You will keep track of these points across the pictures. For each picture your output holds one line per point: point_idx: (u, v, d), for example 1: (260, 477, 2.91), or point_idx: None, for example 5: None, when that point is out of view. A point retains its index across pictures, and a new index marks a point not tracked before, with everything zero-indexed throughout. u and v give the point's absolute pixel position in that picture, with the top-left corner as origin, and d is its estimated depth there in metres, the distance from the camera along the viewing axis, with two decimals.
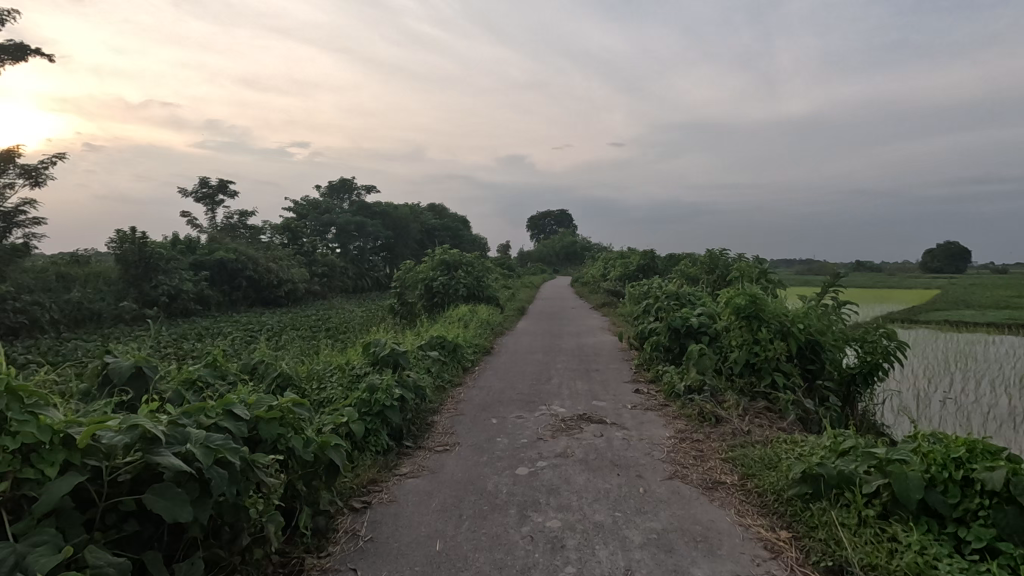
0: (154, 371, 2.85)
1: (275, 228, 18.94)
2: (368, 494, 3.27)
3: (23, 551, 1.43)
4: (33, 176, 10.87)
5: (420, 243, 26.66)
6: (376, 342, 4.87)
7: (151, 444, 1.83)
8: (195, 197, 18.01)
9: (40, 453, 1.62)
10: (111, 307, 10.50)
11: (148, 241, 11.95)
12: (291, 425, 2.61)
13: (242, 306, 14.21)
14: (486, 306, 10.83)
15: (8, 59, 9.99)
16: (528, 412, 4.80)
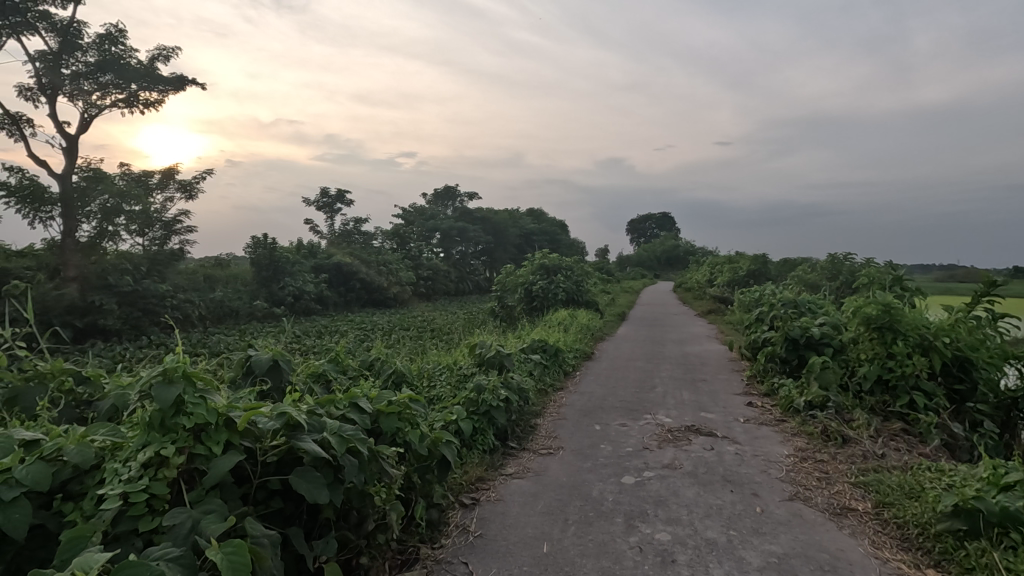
0: (289, 365, 3.15)
1: (385, 234, 20.19)
2: (476, 491, 3.38)
3: (197, 517, 1.63)
4: (189, 190, 12.49)
5: (519, 248, 27.02)
6: (482, 343, 5.02)
7: (294, 430, 2.03)
8: (316, 206, 19.69)
9: (208, 432, 1.86)
10: (247, 306, 11.78)
11: (277, 246, 13.25)
12: (407, 420, 2.76)
13: (355, 307, 15.29)
14: (586, 310, 10.77)
15: (172, 89, 11.61)
16: (631, 420, 4.71)
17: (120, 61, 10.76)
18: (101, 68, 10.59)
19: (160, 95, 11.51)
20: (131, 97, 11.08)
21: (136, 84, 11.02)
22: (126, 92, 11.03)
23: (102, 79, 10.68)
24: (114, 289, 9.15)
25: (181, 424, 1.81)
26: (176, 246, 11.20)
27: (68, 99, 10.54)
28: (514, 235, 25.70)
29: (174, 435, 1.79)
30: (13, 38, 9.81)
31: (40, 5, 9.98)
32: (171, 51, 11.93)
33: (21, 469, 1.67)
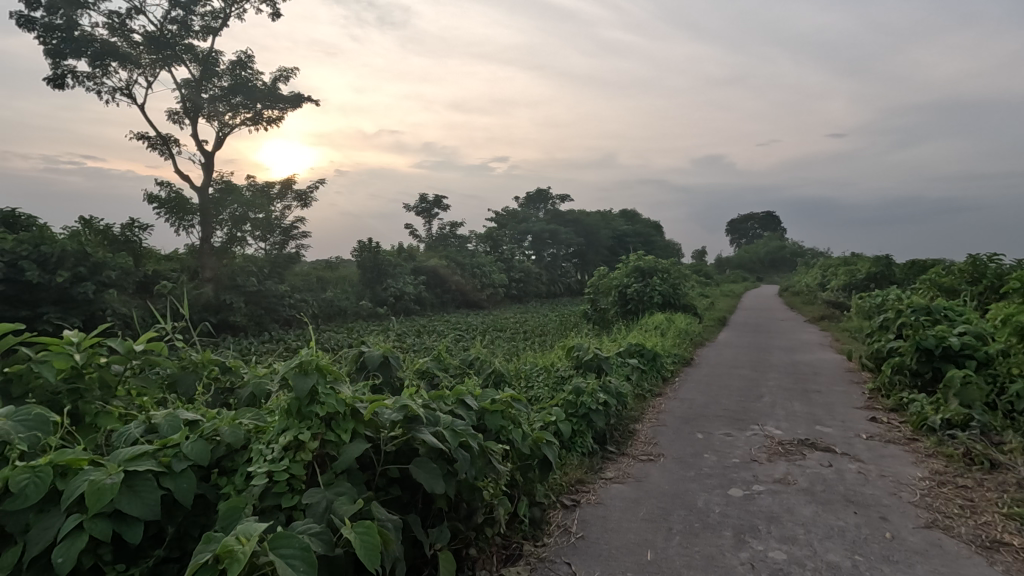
0: (399, 361, 3.34)
1: (479, 237, 20.74)
2: (576, 493, 3.38)
3: (331, 498, 1.78)
4: (304, 198, 13.61)
5: (612, 250, 26.56)
6: (579, 346, 5.01)
7: (412, 423, 2.15)
8: (415, 211, 20.63)
9: (337, 421, 2.02)
10: (353, 305, 12.61)
11: (380, 249, 14.05)
12: (510, 419, 2.82)
13: (450, 307, 15.84)
14: (683, 314, 10.40)
15: (290, 107, 12.71)
16: (737, 430, 4.47)
17: (249, 84, 11.94)
18: (233, 91, 11.81)
19: (281, 112, 12.64)
20: (256, 115, 12.24)
21: (261, 104, 12.17)
22: (252, 111, 12.21)
23: (234, 101, 11.91)
24: (242, 289, 10.19)
25: (314, 412, 1.98)
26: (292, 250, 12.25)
27: (206, 120, 11.88)
28: (607, 237, 25.32)
29: (310, 422, 1.97)
30: (164, 69, 11.25)
31: (185, 38, 11.35)
32: (290, 72, 13.05)
33: (187, 444, 1.91)
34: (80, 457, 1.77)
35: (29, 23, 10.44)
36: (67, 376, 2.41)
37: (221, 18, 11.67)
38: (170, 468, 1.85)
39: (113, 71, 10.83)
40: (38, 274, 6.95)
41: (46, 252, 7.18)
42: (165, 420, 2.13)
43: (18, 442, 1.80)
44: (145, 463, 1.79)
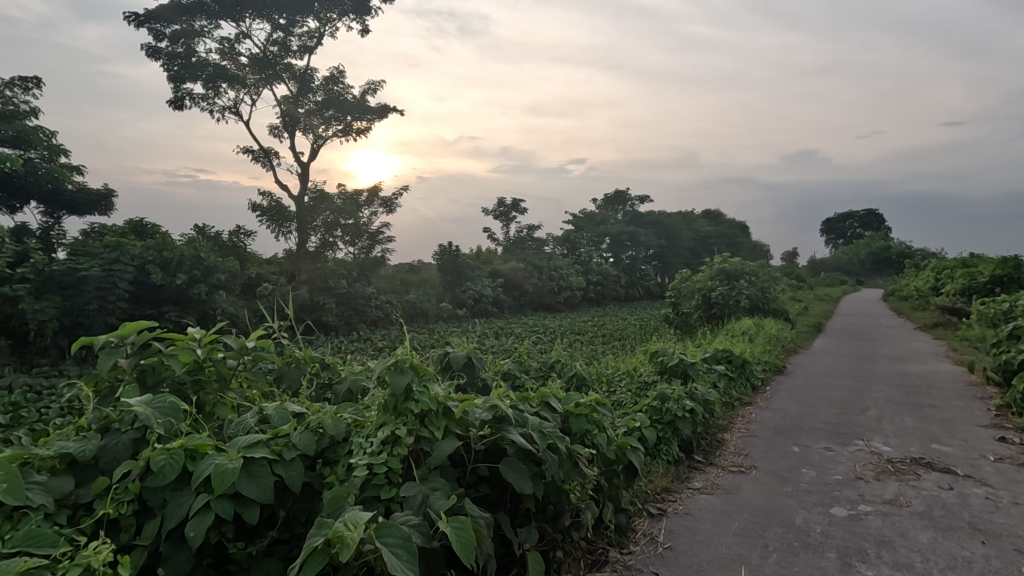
0: (482, 362, 3.39)
1: (557, 240, 20.74)
2: (662, 501, 3.28)
3: (426, 492, 1.85)
4: (389, 204, 14.24)
5: (694, 251, 25.62)
6: (664, 351, 4.88)
7: (501, 423, 2.18)
8: (494, 215, 20.97)
9: (430, 418, 2.09)
10: (435, 307, 13.02)
11: (460, 253, 14.40)
12: (595, 423, 2.80)
13: (528, 310, 15.95)
14: (773, 319, 9.83)
15: (377, 118, 13.33)
16: (838, 445, 4.16)
17: (340, 98, 12.69)
18: (326, 105, 12.58)
19: (369, 123, 13.30)
20: (347, 127, 12.94)
21: (351, 116, 12.86)
22: (343, 123, 12.94)
23: (327, 115, 12.68)
24: (333, 291, 10.81)
25: (409, 409, 2.07)
26: (379, 254, 12.86)
27: (302, 133, 12.74)
28: (689, 239, 24.46)
29: (405, 418, 2.05)
30: (266, 87, 12.20)
31: (285, 58, 12.25)
32: (377, 84, 13.70)
33: (295, 435, 2.05)
34: (206, 442, 1.95)
35: (155, 52, 11.68)
36: (190, 369, 2.67)
37: (317, 37, 12.48)
38: (281, 456, 1.99)
39: (224, 92, 11.88)
40: (161, 277, 7.73)
41: (168, 257, 7.98)
42: (276, 412, 2.30)
43: (156, 426, 2.02)
44: (261, 450, 1.94)
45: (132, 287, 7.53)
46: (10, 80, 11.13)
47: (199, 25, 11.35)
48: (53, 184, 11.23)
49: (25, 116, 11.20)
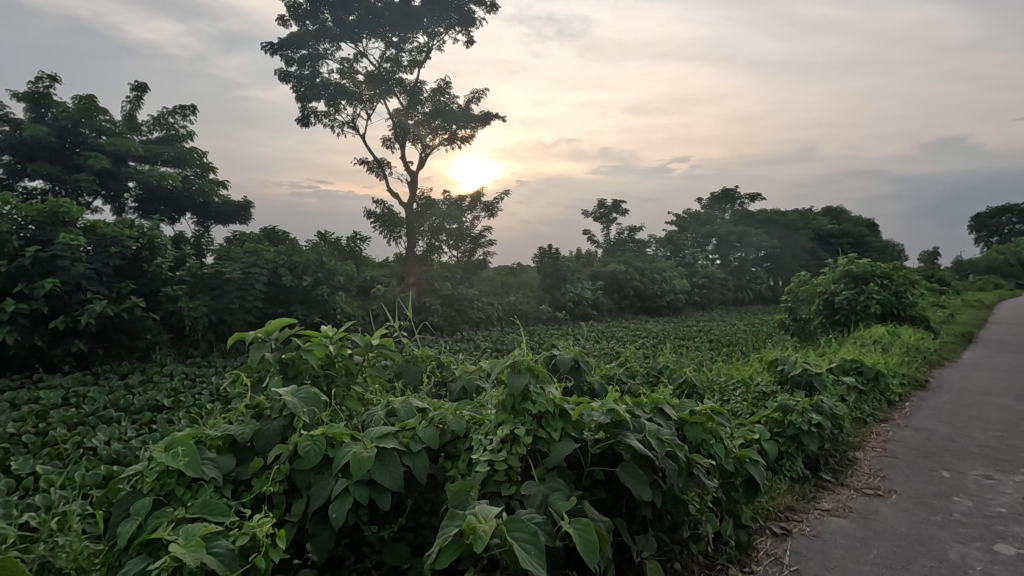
0: (589, 365, 3.35)
1: (659, 241, 20.10)
2: (787, 521, 3.07)
3: (546, 492, 1.88)
4: (491, 209, 14.62)
5: (812, 252, 23.64)
6: (785, 359, 4.56)
7: (618, 427, 2.16)
8: (593, 217, 20.74)
9: (547, 419, 2.12)
10: (535, 309, 13.13)
11: (560, 255, 14.40)
12: (712, 432, 2.67)
13: (629, 313, 15.62)
14: (910, 327, 8.80)
15: (480, 125, 13.76)
16: (1000, 473, 3.63)
17: (446, 108, 13.23)
18: (433, 115, 13.18)
19: (473, 131, 13.74)
20: (452, 135, 13.53)
21: (456, 124, 13.39)
22: (449, 132, 13.51)
23: (434, 124, 13.29)
24: (439, 292, 11.29)
25: (527, 410, 2.11)
26: (480, 257, 13.23)
27: (412, 143, 13.46)
28: (807, 239, 22.55)
29: (523, 418, 2.09)
30: (380, 101, 13.04)
31: (396, 73, 13.01)
32: (481, 92, 14.16)
33: (421, 429, 2.17)
34: (343, 431, 2.12)
35: (286, 75, 12.95)
36: (323, 363, 2.92)
37: (425, 51, 13.13)
38: (409, 448, 2.12)
39: (343, 108, 12.86)
40: (291, 279, 8.52)
41: (296, 261, 8.77)
42: (401, 406, 2.46)
43: (302, 415, 2.23)
44: (392, 441, 2.08)
45: (266, 288, 8.35)
46: (172, 108, 12.83)
47: (322, 48, 12.36)
48: (203, 197, 12.86)
49: (182, 139, 12.90)
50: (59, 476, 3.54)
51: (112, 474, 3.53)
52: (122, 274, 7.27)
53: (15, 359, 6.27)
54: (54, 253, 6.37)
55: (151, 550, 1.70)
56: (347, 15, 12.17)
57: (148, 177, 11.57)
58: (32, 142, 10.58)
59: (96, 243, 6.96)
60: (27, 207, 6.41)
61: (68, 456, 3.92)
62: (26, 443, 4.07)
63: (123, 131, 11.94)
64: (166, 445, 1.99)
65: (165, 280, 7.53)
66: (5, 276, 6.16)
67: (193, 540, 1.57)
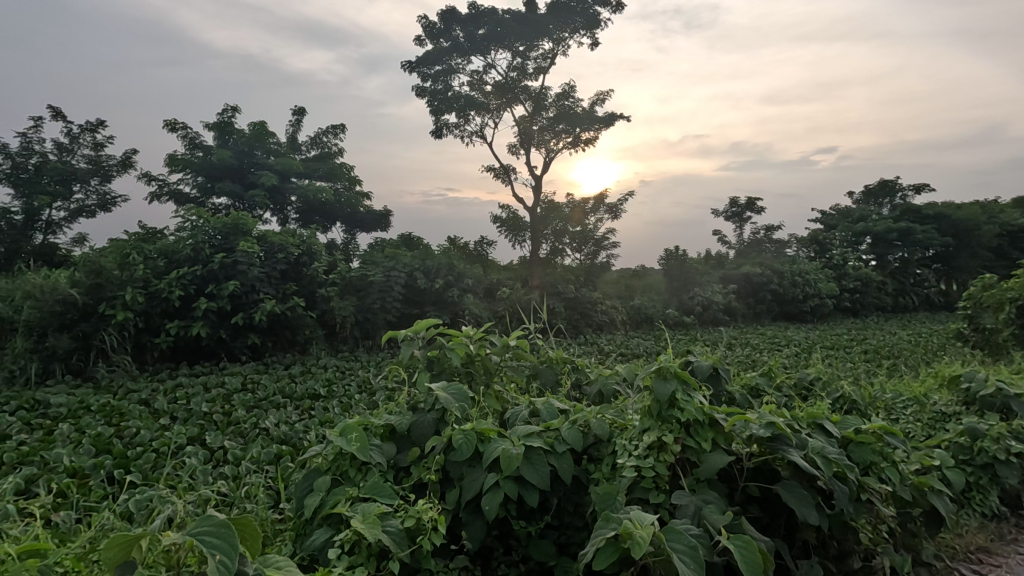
0: (730, 374, 2.84)
1: (801, 241, 18.37)
2: (979, 564, 2.64)
3: (699, 504, 1.82)
4: (615, 211, 14.40)
5: (999, 251, 20.09)
6: (970, 376, 3.93)
7: (777, 442, 2.01)
8: (725, 216, 19.52)
9: (697, 429, 2.04)
10: (661, 313, 12.64)
11: (688, 257, 13.71)
12: (882, 454, 2.38)
13: (765, 319, 14.48)
14: None
15: (605, 126, 13.62)
16: None
17: (571, 111, 13.29)
18: (558, 119, 13.30)
19: (596, 132, 13.66)
20: (576, 138, 13.56)
21: (580, 127, 13.40)
22: (573, 135, 13.55)
23: (558, 129, 13.41)
24: (562, 295, 11.31)
25: (675, 417, 2.04)
26: (603, 260, 13.09)
27: (536, 148, 13.71)
28: (992, 235, 19.20)
29: (671, 425, 2.03)
30: (506, 109, 13.45)
31: (522, 81, 13.35)
32: (605, 93, 14.03)
33: (565, 430, 2.20)
34: (491, 427, 2.22)
35: (422, 91, 13.87)
36: (465, 362, 3.07)
37: (551, 57, 13.31)
38: (553, 448, 2.16)
39: (472, 118, 13.47)
40: (425, 281, 9.09)
41: (429, 264, 9.34)
42: (543, 406, 2.51)
43: (453, 409, 2.38)
44: (538, 441, 2.13)
45: (404, 291, 8.98)
46: (325, 128, 14.35)
47: (455, 63, 13.06)
48: (350, 208, 14.25)
49: (334, 155, 14.39)
50: (242, 451, 4.12)
51: (283, 454, 4.03)
52: (287, 277, 8.27)
53: (206, 348, 7.37)
54: (235, 259, 7.45)
55: (333, 522, 1.91)
56: (477, 30, 12.74)
57: (307, 191, 13.08)
58: (220, 165, 12.45)
59: (267, 250, 8.01)
60: (216, 220, 7.56)
61: (247, 434, 4.54)
62: (216, 420, 4.78)
63: (287, 151, 13.59)
64: (341, 429, 2.22)
65: (320, 282, 8.37)
66: (200, 278, 7.29)
67: (370, 518, 1.75)
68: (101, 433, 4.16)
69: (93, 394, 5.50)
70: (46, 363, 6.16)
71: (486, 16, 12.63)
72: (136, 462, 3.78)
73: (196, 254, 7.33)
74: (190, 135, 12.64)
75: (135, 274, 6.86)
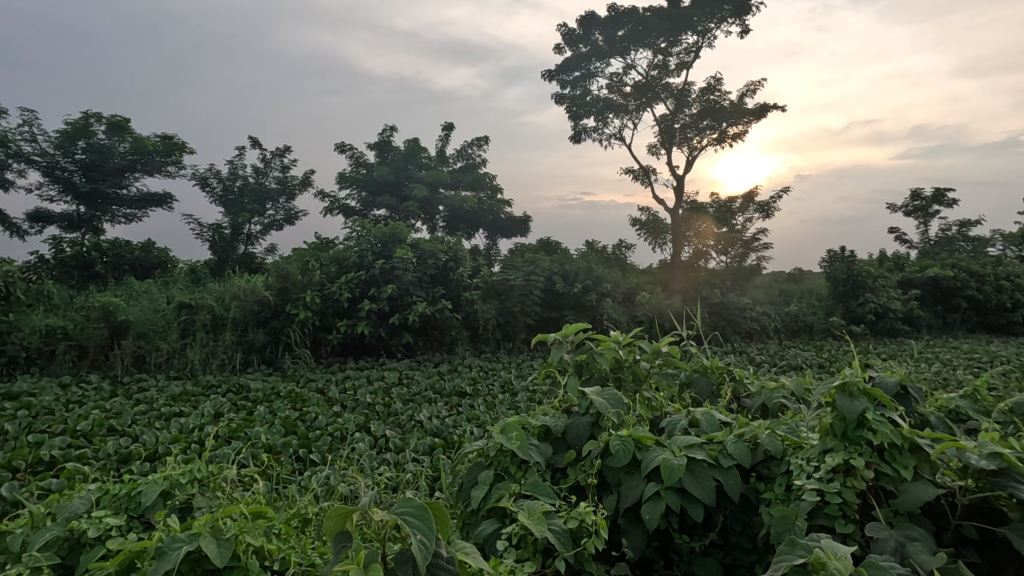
0: (925, 393, 2.44)
1: (1010, 238, 15.32)
2: None
3: (901, 539, 1.63)
4: (767, 210, 13.31)
5: None
6: None
7: (1003, 477, 1.71)
8: (905, 210, 16.98)
9: (893, 454, 1.81)
10: (823, 321, 11.34)
11: (857, 259, 12.07)
12: None
13: (959, 331, 12.32)
14: None
15: (755, 119, 12.66)
16: None
17: (716, 106, 12.55)
18: (701, 115, 12.66)
19: (745, 126, 12.75)
20: (722, 134, 12.77)
21: (726, 122, 12.61)
22: (718, 131, 12.79)
23: (702, 125, 12.75)
24: (708, 300, 10.59)
25: (865, 439, 1.82)
26: (754, 263, 12.12)
27: (678, 147, 13.17)
28: None
29: (860, 448, 1.81)
30: (646, 109, 13.10)
31: (664, 79, 12.94)
32: (756, 83, 13.04)
33: (731, 444, 2.07)
34: (649, 435, 2.16)
35: (561, 98, 14.06)
36: (614, 367, 3.02)
37: (695, 51, 12.72)
38: (718, 462, 2.04)
39: (611, 121, 13.33)
40: (564, 286, 9.18)
41: (568, 268, 9.41)
42: (703, 417, 2.39)
43: (609, 415, 2.36)
44: (702, 453, 2.03)
45: (543, 294, 9.15)
46: (470, 140, 15.20)
47: (594, 67, 13.04)
48: (492, 215, 14.91)
49: (478, 166, 15.17)
50: (401, 440, 4.49)
51: (436, 446, 4.32)
52: (437, 281, 8.88)
53: (368, 346, 8.15)
54: (393, 265, 8.17)
55: (499, 515, 2.01)
56: (617, 31, 12.61)
57: (454, 201, 13.94)
58: (380, 180, 13.80)
59: (419, 256, 8.69)
60: (377, 230, 8.40)
61: (405, 424, 4.95)
62: (379, 411, 5.28)
63: (436, 164, 14.64)
64: (501, 427, 2.31)
65: (466, 286, 8.86)
66: (364, 282, 8.10)
67: (537, 514, 1.81)
68: (289, 416, 4.81)
69: (281, 382, 6.39)
70: (247, 354, 7.29)
71: (626, 16, 12.45)
72: (317, 444, 4.31)
73: (361, 260, 8.19)
74: (356, 155, 14.18)
75: (313, 278, 7.85)
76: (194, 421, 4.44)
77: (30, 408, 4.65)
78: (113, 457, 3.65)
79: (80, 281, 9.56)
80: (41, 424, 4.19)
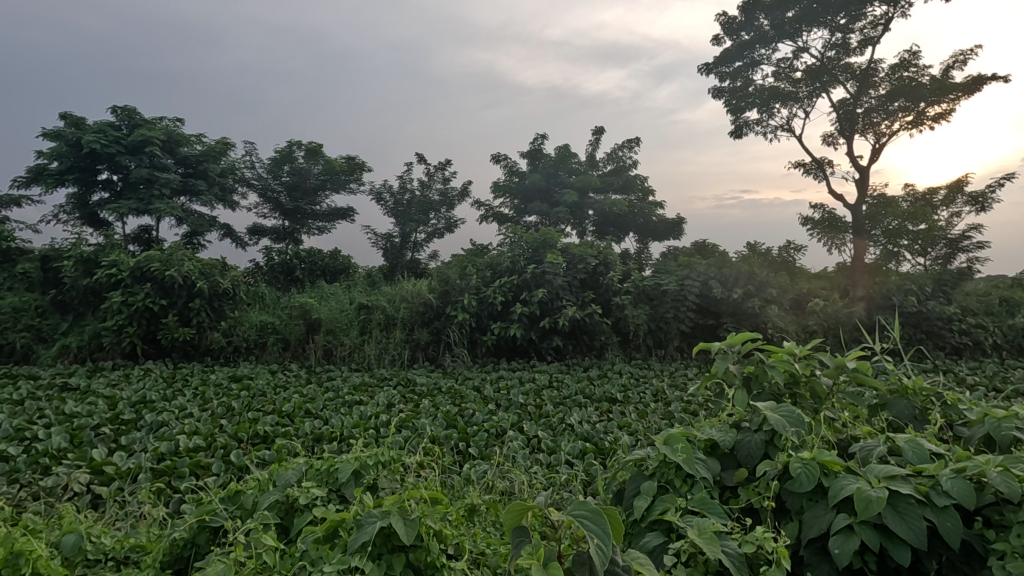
0: None
1: None
2: None
3: None
4: (981, 202, 11.13)
5: None
6: None
7: None
8: None
9: None
10: None
11: None
12: None
13: None
14: None
15: (964, 94, 10.69)
16: None
17: (911, 84, 10.83)
18: (891, 96, 11.02)
19: (950, 104, 10.83)
20: (919, 116, 10.99)
21: (925, 101, 10.81)
22: (914, 112, 11.03)
23: (892, 107, 11.10)
24: (900, 309, 9.04)
25: None
26: (963, 265, 10.21)
27: (861, 134, 11.60)
28: None
29: None
30: (821, 95, 11.73)
31: (844, 59, 11.49)
32: (966, 52, 11.01)
33: (947, 479, 1.76)
34: (838, 461, 1.92)
35: (719, 91, 13.23)
36: (789, 381, 2.73)
37: (883, 23, 11.12)
38: (930, 499, 1.75)
39: (778, 111, 12.20)
40: (723, 292, 8.54)
41: (727, 273, 8.76)
42: (907, 445, 2.07)
43: (789, 434, 2.14)
44: (907, 486, 1.75)
45: (699, 300, 8.63)
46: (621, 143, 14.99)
47: (759, 54, 12.04)
48: (644, 217, 14.51)
49: (629, 168, 14.88)
50: (553, 442, 4.57)
51: (587, 450, 4.31)
52: (588, 286, 8.90)
53: (521, 347, 8.42)
54: (544, 269, 8.35)
55: (665, 530, 1.93)
56: (785, 13, 11.52)
57: (604, 204, 13.85)
58: (532, 187, 14.23)
59: (570, 261, 8.80)
60: (529, 236, 8.70)
61: (556, 427, 5.02)
62: (531, 411, 5.43)
63: (586, 169, 14.68)
64: (664, 437, 2.23)
65: (616, 291, 8.72)
66: (516, 287, 8.38)
67: (708, 534, 1.72)
68: (449, 410, 5.16)
69: (443, 378, 6.88)
70: (413, 351, 7.99)
71: None
72: (475, 439, 4.56)
73: (514, 265, 8.51)
74: (509, 163, 14.80)
75: (471, 282, 8.35)
76: (372, 410, 4.98)
77: (249, 390, 5.61)
78: (309, 436, 4.25)
79: (284, 284, 11.29)
80: (257, 403, 5.02)
